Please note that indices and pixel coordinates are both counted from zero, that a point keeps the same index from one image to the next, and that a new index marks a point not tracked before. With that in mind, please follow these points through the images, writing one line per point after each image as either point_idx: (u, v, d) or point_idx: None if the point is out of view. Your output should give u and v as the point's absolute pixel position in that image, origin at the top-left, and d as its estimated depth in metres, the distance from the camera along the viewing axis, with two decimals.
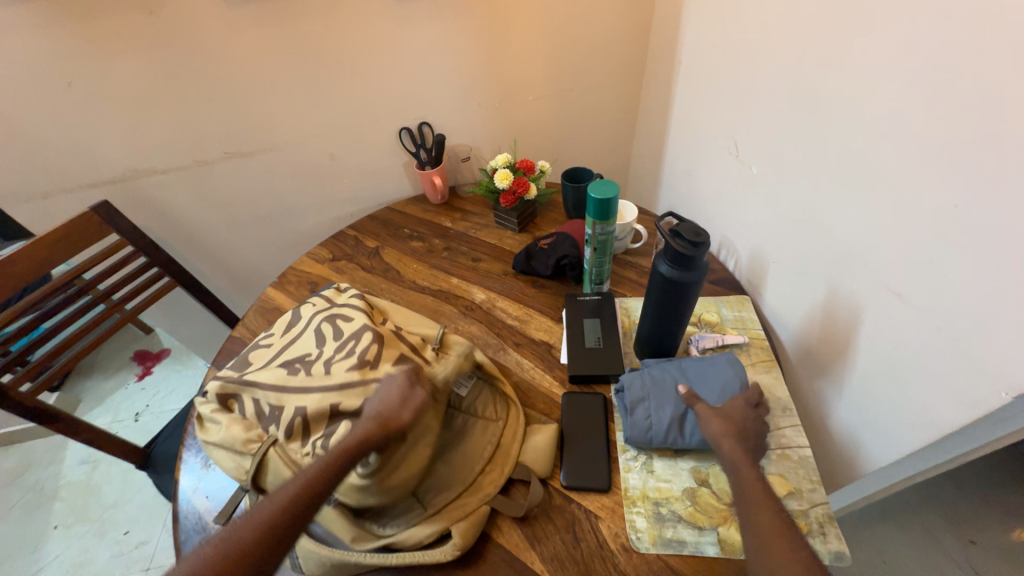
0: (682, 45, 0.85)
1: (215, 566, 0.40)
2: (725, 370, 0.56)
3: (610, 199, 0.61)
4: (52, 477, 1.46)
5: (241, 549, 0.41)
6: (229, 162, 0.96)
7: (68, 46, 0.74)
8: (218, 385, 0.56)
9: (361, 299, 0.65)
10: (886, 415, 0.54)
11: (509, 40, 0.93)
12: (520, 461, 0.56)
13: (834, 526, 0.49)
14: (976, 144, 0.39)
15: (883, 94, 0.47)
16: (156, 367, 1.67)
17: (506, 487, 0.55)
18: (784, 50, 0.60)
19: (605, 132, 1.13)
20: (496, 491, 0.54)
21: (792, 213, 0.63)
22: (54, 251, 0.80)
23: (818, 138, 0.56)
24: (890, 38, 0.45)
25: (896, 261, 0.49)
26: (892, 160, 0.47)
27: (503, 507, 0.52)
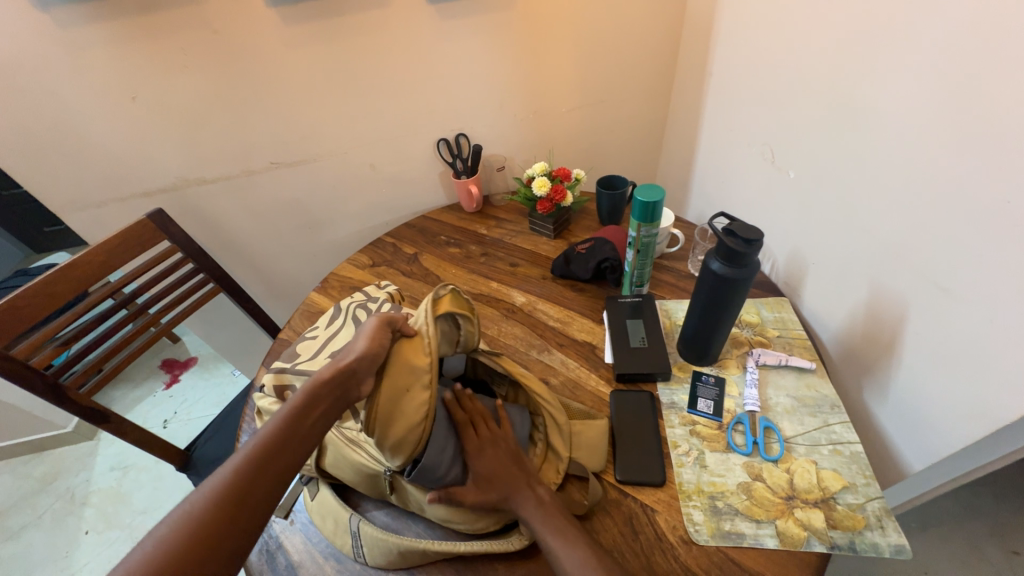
0: (713, 58, 0.88)
1: (173, 537, 0.37)
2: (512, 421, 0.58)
3: (655, 202, 0.63)
4: (82, 484, 1.47)
5: (202, 516, 0.38)
6: (274, 172, 1.00)
7: (136, 62, 0.79)
8: (274, 376, 0.59)
9: (394, 290, 0.73)
10: (932, 410, 0.55)
11: (544, 55, 0.97)
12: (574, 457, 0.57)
13: (892, 519, 0.49)
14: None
15: (929, 97, 0.49)
16: (183, 375, 1.70)
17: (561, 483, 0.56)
18: (819, 61, 0.63)
19: (632, 142, 1.16)
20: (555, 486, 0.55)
21: (832, 216, 0.65)
22: (113, 255, 0.84)
23: (860, 140, 0.58)
24: (934, 44, 0.48)
25: (943, 257, 0.50)
26: (937, 160, 0.49)
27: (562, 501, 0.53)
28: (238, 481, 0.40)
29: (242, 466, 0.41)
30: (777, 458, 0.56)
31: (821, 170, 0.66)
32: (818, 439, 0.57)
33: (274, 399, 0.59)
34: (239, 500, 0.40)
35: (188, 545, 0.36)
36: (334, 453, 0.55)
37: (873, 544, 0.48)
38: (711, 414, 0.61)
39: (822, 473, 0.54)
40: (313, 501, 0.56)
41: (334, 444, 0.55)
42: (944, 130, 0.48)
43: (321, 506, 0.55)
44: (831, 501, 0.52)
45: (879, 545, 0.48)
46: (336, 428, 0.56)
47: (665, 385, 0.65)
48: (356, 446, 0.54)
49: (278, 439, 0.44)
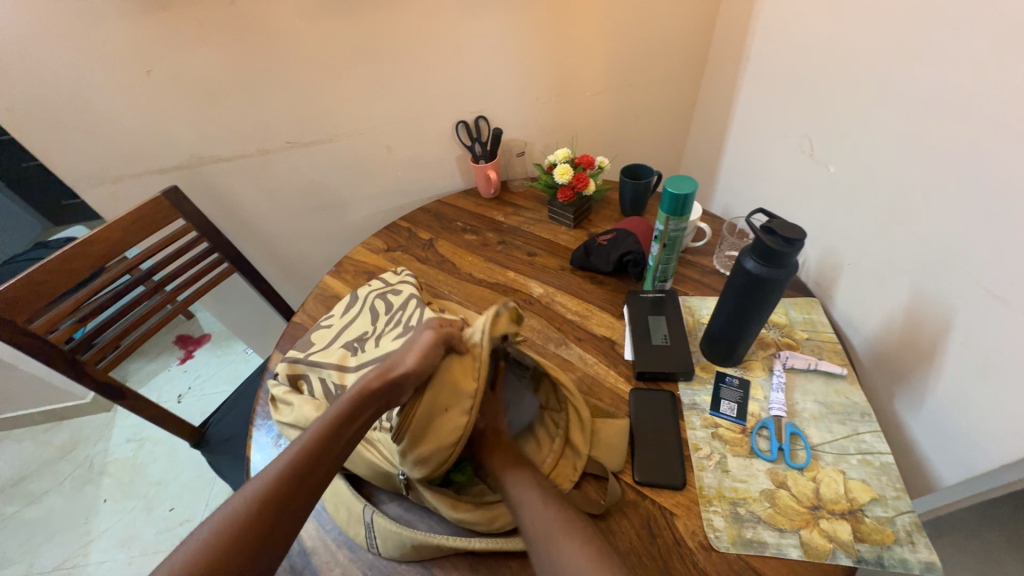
0: (751, 42, 0.84)
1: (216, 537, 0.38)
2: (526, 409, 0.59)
3: (685, 195, 0.61)
4: (100, 454, 1.51)
5: (242, 517, 0.39)
6: (290, 151, 0.98)
7: (149, 33, 0.77)
8: (287, 365, 0.59)
9: (412, 278, 0.71)
10: (972, 424, 0.53)
11: (570, 34, 0.93)
12: (592, 456, 0.56)
13: (923, 536, 0.47)
14: None
15: (997, 90, 0.45)
16: (198, 352, 1.72)
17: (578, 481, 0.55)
18: (871, 49, 0.59)
19: (658, 129, 1.12)
20: (571, 485, 0.54)
21: (875, 215, 0.61)
22: (128, 232, 0.84)
23: (912, 135, 0.54)
24: (1008, 30, 0.43)
25: (1000, 265, 0.47)
26: (1002, 159, 0.45)
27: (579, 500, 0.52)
28: (278, 485, 0.41)
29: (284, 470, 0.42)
30: (803, 465, 0.54)
31: (866, 165, 0.62)
32: (847, 448, 0.55)
33: (287, 387, 0.59)
34: (284, 502, 0.41)
35: (227, 546, 0.38)
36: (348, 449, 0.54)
37: (902, 560, 0.46)
38: (734, 417, 0.59)
39: (850, 483, 0.52)
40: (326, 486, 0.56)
41: None
42: (1011, 126, 0.44)
43: (336, 494, 0.55)
44: (859, 513, 0.50)
45: (908, 561, 0.46)
46: None
47: (687, 385, 0.63)
48: (369, 445, 0.55)
49: (318, 444, 0.44)
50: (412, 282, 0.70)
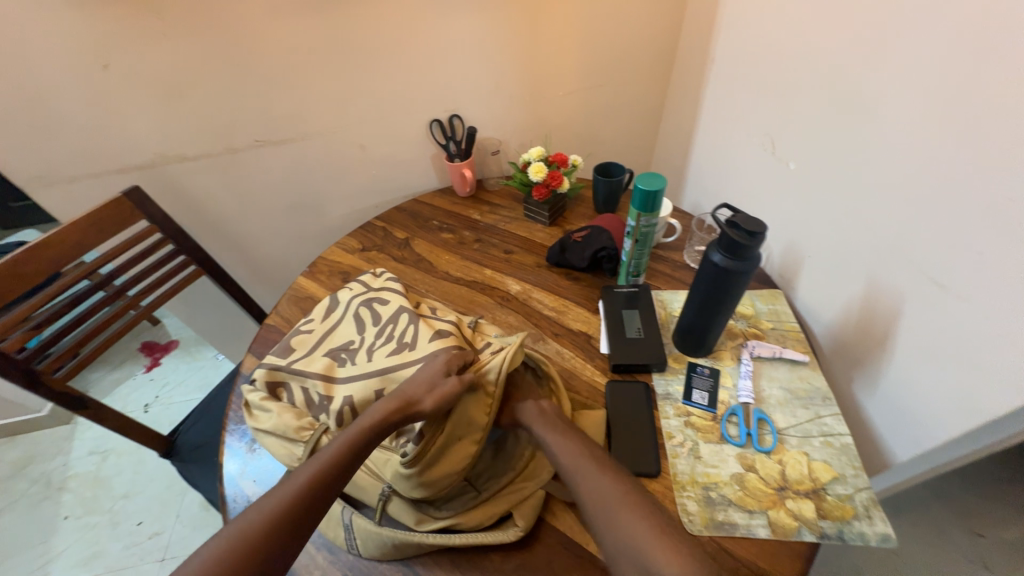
0: (715, 43, 0.86)
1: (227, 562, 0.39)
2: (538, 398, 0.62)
3: (656, 191, 0.62)
4: (59, 469, 1.43)
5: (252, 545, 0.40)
6: (259, 150, 0.96)
7: (105, 27, 0.74)
8: (266, 372, 0.57)
9: (396, 282, 0.69)
10: (922, 404, 0.56)
11: (541, 34, 0.94)
12: None
13: (879, 510, 0.50)
14: None
15: (936, 91, 0.48)
16: (165, 359, 1.65)
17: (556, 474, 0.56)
18: (825, 52, 0.62)
19: (630, 128, 1.15)
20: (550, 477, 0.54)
21: (832, 209, 0.64)
22: (87, 234, 0.80)
23: (862, 135, 0.58)
24: (944, 35, 0.46)
25: (944, 255, 0.50)
26: (944, 155, 0.49)
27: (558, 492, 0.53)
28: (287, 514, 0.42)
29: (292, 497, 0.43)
30: (769, 449, 0.56)
31: (822, 162, 0.65)
32: (810, 431, 0.58)
33: (265, 394, 0.57)
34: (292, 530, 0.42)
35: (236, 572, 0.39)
36: None
37: (860, 534, 0.49)
38: (706, 406, 0.61)
39: (813, 464, 0.55)
40: None
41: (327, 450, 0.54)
42: (950, 124, 0.47)
43: None
44: (822, 492, 0.52)
45: (866, 534, 0.49)
46: (332, 433, 0.53)
47: (660, 375, 0.65)
48: None
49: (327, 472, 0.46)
50: (396, 286, 0.68)
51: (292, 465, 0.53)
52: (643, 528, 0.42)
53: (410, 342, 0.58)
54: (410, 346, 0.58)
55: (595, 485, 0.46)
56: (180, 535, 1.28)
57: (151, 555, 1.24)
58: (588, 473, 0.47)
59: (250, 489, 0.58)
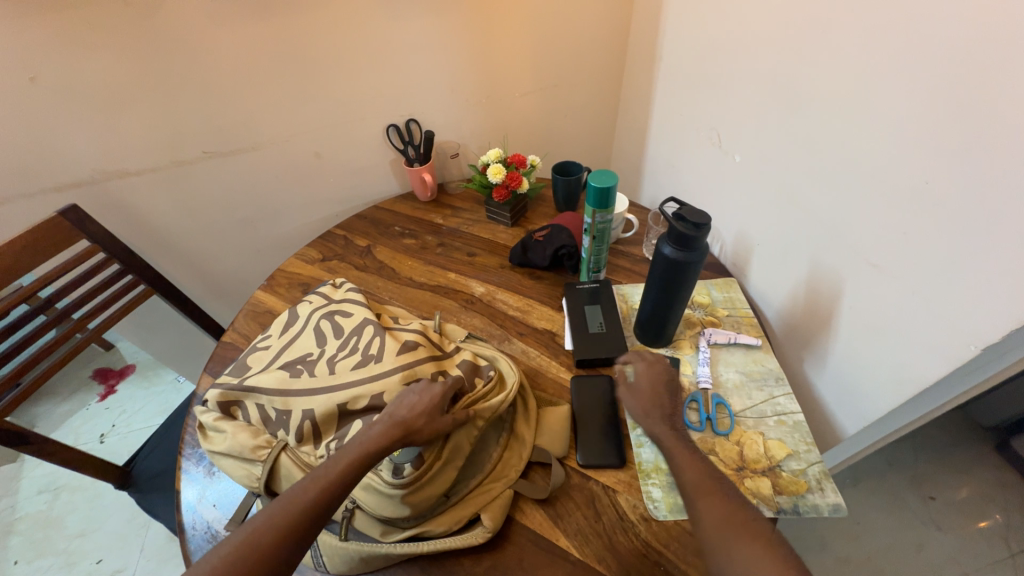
0: (662, 43, 0.89)
1: None
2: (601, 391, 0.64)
3: (609, 188, 0.64)
4: (5, 511, 1.34)
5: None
6: (208, 162, 0.93)
7: (29, 36, 0.69)
8: (219, 392, 0.55)
9: (358, 294, 0.68)
10: (862, 376, 0.60)
11: (494, 36, 0.94)
12: (537, 445, 0.58)
13: (830, 481, 0.53)
14: (958, 123, 0.43)
15: (859, 84, 0.51)
16: (120, 385, 1.57)
17: (525, 471, 0.56)
18: (761, 50, 0.65)
19: (587, 128, 1.17)
20: (518, 476, 0.55)
21: (776, 199, 0.68)
22: (21, 257, 0.75)
23: (798, 127, 0.61)
24: (863, 31, 0.50)
25: (874, 238, 0.54)
26: (869, 144, 0.52)
27: (526, 490, 0.54)
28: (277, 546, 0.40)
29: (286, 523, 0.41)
30: (727, 431, 0.58)
31: (763, 155, 0.68)
32: (765, 411, 0.60)
33: (218, 415, 0.55)
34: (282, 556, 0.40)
35: None
36: (287, 478, 0.50)
37: (814, 506, 0.51)
38: None
39: (768, 442, 0.57)
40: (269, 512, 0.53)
41: (287, 468, 0.50)
42: (871, 114, 0.51)
43: None
44: (777, 468, 0.55)
45: (819, 505, 0.51)
46: (291, 449, 0.52)
47: None
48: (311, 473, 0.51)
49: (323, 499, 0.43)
50: (359, 299, 0.67)
51: (252, 486, 0.52)
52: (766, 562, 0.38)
53: (377, 354, 0.57)
54: (376, 358, 0.56)
55: (717, 511, 0.42)
56: (145, 569, 1.21)
57: None
58: (709, 497, 0.44)
59: (210, 514, 0.56)
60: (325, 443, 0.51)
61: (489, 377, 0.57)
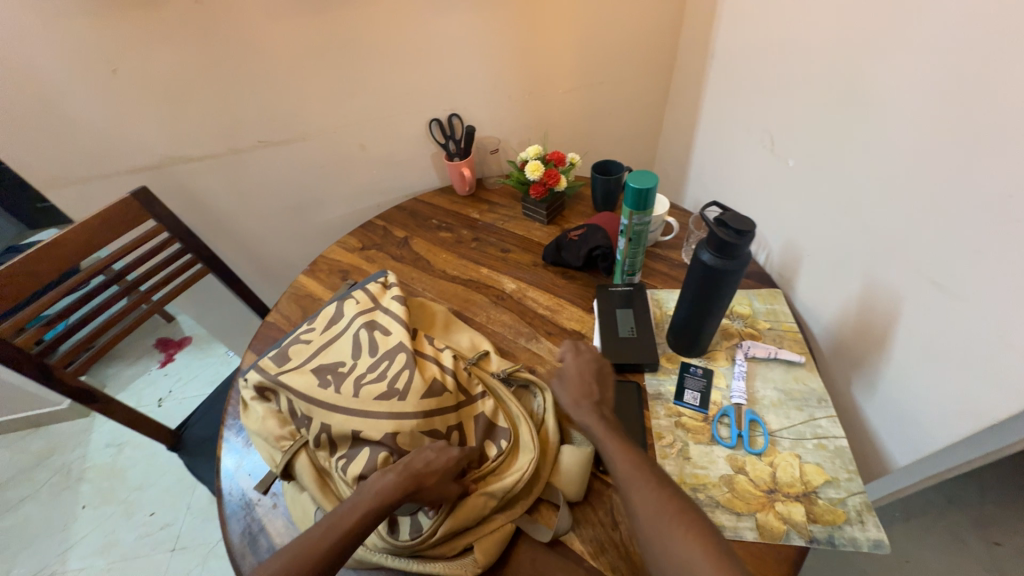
0: (716, 38, 0.85)
1: None
2: (633, 398, 0.62)
3: (648, 189, 0.62)
4: (78, 460, 1.49)
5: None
6: (262, 151, 0.98)
7: (111, 31, 0.76)
8: (258, 376, 0.59)
9: (401, 305, 0.67)
10: (917, 403, 0.55)
11: (540, 31, 0.93)
12: (552, 483, 0.54)
13: (873, 515, 0.49)
14: None
15: (937, 84, 0.47)
16: (178, 355, 1.70)
17: (531, 506, 0.54)
18: (823, 45, 0.60)
19: (631, 125, 1.14)
20: (523, 511, 0.52)
21: (833, 209, 0.63)
22: (97, 233, 0.83)
23: (862, 129, 0.56)
24: (943, 23, 0.45)
25: (941, 254, 0.49)
26: (943, 151, 0.47)
27: (528, 528, 0.51)
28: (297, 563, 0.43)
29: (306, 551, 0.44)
30: (760, 451, 0.55)
31: (820, 159, 0.63)
32: (803, 433, 0.57)
33: (255, 394, 0.60)
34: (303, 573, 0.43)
35: None
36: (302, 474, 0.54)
37: (852, 539, 0.47)
38: (697, 406, 0.60)
39: (804, 466, 0.54)
40: (288, 484, 0.56)
41: (305, 468, 0.54)
42: (948, 115, 0.46)
43: (294, 492, 0.56)
44: (813, 495, 0.51)
45: (858, 539, 0.47)
46: (309, 448, 0.55)
47: (653, 375, 0.65)
48: (324, 477, 0.54)
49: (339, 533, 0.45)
50: (400, 318, 0.65)
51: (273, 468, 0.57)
52: (702, 556, 0.40)
53: (400, 391, 0.55)
54: (400, 396, 0.54)
55: (651, 500, 0.44)
56: (191, 526, 1.31)
57: (163, 545, 1.28)
58: (642, 489, 0.45)
59: (245, 483, 0.60)
60: (336, 458, 0.54)
61: (502, 447, 0.55)
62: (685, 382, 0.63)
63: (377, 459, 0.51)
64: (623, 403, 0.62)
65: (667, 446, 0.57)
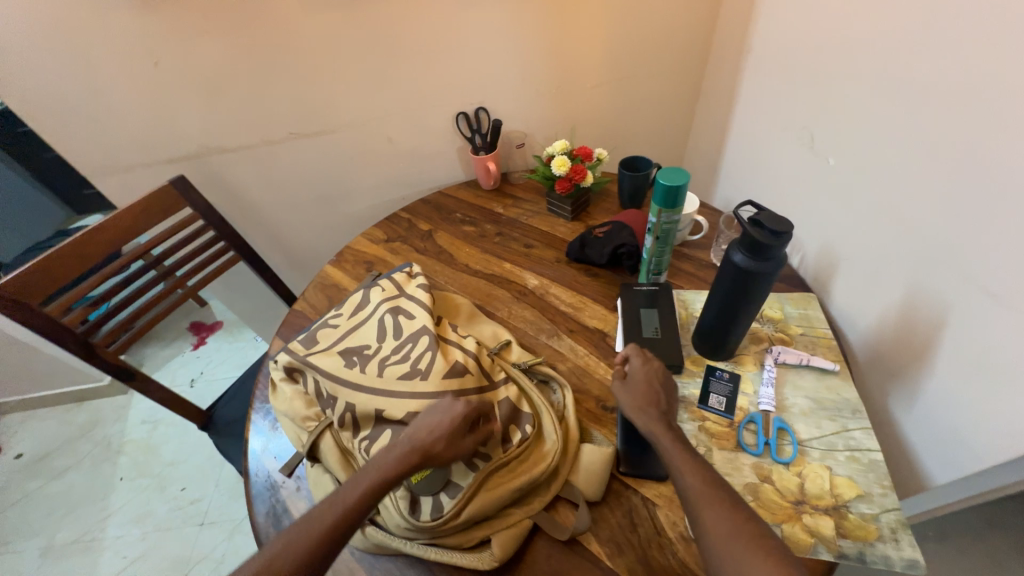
0: (754, 31, 0.82)
1: None
2: None
3: (678, 186, 0.60)
4: (116, 434, 1.57)
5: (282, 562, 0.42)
6: (293, 142, 1.00)
7: (154, 25, 0.78)
8: (288, 357, 0.61)
9: (426, 293, 0.68)
10: (962, 419, 0.52)
11: (570, 23, 0.92)
12: (570, 481, 0.54)
13: (908, 533, 0.46)
14: None
15: (1000, 79, 0.43)
16: (210, 338, 1.77)
17: (550, 502, 0.53)
18: (871, 38, 0.57)
19: (660, 120, 1.11)
20: (542, 507, 0.52)
21: (875, 212, 0.60)
22: (137, 220, 0.87)
23: (912, 127, 0.53)
24: (1007, 13, 0.42)
25: (998, 261, 0.46)
26: (1003, 152, 0.44)
27: (546, 525, 0.51)
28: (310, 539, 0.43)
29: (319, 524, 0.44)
30: (788, 460, 0.53)
31: (864, 159, 0.60)
32: (835, 444, 0.54)
33: (284, 375, 0.62)
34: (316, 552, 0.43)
35: None
36: (326, 455, 0.55)
37: (884, 557, 0.45)
38: (722, 411, 0.59)
39: (835, 479, 0.51)
40: (313, 467, 0.57)
41: (329, 449, 0.55)
42: (1008, 114, 0.43)
43: (317, 473, 0.56)
44: (843, 509, 0.49)
45: (891, 558, 0.45)
46: (333, 429, 0.56)
47: (676, 378, 0.63)
48: (347, 459, 0.55)
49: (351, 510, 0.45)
50: (424, 301, 0.67)
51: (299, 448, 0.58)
52: None
53: (423, 369, 0.57)
54: (422, 374, 0.56)
55: (722, 521, 0.41)
56: (219, 502, 1.37)
57: (192, 519, 1.33)
58: (711, 505, 0.42)
59: (270, 465, 0.61)
60: (359, 439, 0.54)
61: (527, 432, 0.54)
62: (710, 386, 0.61)
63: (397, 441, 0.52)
64: None
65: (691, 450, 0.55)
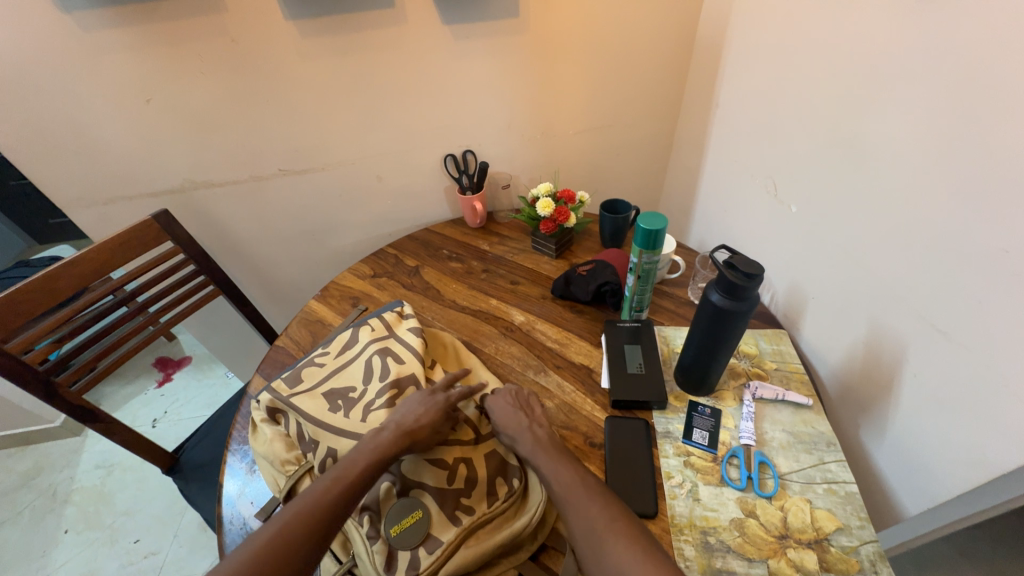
0: (720, 89, 0.90)
1: None
2: (642, 438, 0.62)
3: (657, 231, 0.63)
4: (65, 482, 1.45)
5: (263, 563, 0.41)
6: (282, 179, 1.01)
7: (150, 66, 0.80)
8: (271, 398, 0.60)
9: (416, 336, 0.69)
10: (929, 453, 0.55)
11: (553, 76, 0.99)
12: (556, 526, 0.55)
13: (887, 565, 0.48)
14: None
15: (933, 145, 0.50)
16: (176, 375, 1.69)
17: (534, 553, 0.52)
18: (822, 105, 0.65)
19: (637, 165, 1.18)
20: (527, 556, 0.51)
21: (837, 255, 0.65)
22: (116, 252, 0.85)
23: (864, 180, 0.59)
24: (932, 92, 0.49)
25: (945, 301, 0.51)
26: (941, 207, 0.50)
27: None
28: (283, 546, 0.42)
29: (296, 521, 0.44)
30: (771, 494, 0.55)
31: (823, 207, 0.66)
32: (813, 477, 0.57)
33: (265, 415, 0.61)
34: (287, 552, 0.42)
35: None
36: None
37: None
38: (706, 446, 0.60)
39: (815, 512, 0.53)
40: None
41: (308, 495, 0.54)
42: (943, 175, 0.49)
43: None
44: (825, 542, 0.50)
45: None
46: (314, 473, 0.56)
47: (661, 414, 0.65)
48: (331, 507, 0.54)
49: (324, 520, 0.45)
50: (414, 344, 0.67)
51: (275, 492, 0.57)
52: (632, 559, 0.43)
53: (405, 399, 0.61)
54: None
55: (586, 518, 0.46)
56: (176, 556, 1.26)
57: None
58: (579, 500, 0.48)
59: (246, 510, 0.59)
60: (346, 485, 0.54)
61: (513, 487, 0.54)
62: (691, 421, 0.63)
63: (380, 489, 0.53)
64: (629, 439, 0.62)
65: (677, 485, 0.56)
